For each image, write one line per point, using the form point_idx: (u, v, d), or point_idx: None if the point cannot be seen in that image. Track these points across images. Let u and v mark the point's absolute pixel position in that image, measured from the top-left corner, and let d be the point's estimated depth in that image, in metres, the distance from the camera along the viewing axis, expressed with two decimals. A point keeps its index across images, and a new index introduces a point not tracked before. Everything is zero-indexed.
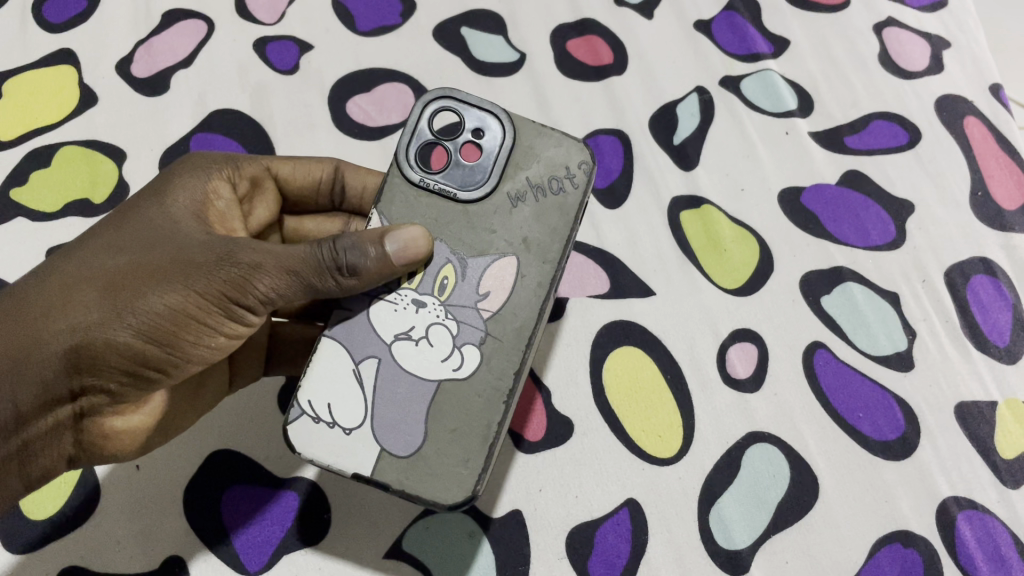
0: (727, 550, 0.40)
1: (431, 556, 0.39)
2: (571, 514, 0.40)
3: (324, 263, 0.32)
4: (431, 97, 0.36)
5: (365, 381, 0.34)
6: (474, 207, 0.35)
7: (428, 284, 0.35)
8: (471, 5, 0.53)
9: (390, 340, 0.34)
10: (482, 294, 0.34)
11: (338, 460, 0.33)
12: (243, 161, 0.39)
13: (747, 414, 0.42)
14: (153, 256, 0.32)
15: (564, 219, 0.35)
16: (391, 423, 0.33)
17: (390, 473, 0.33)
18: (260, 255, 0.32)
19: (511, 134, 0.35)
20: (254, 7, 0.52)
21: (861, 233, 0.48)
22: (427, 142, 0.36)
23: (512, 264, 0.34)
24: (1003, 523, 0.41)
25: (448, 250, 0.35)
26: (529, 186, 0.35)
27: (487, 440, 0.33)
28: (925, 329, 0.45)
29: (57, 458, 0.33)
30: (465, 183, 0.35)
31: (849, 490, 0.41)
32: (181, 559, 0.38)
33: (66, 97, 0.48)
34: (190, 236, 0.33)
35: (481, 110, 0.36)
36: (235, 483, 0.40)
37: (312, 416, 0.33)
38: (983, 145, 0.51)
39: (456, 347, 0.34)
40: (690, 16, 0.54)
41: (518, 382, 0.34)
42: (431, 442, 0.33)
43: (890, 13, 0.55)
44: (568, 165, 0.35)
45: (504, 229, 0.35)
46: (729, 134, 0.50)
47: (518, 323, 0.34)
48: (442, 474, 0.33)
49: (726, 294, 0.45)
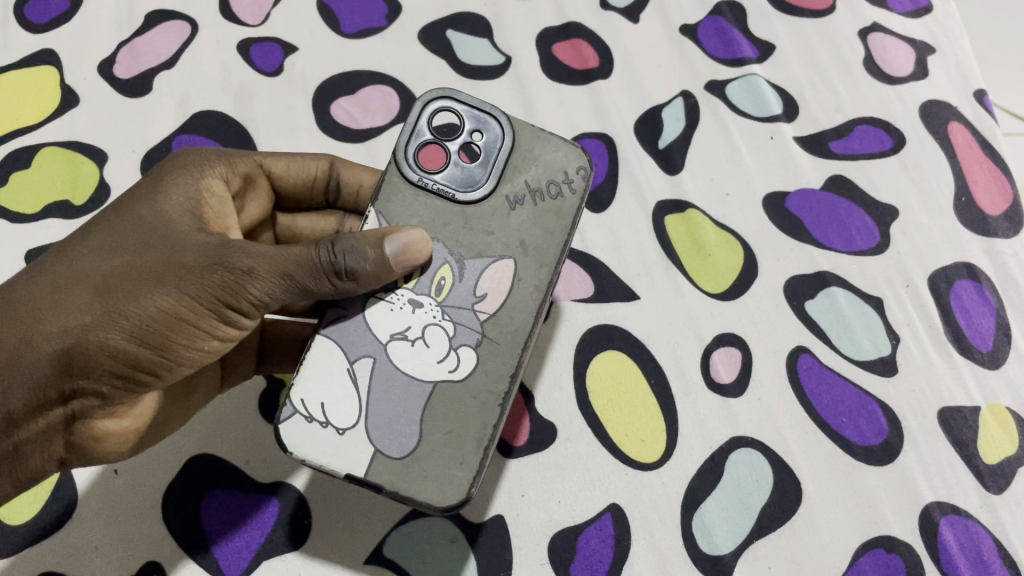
0: (711, 555, 0.40)
1: (411, 561, 0.39)
2: (554, 519, 0.40)
3: (324, 265, 0.31)
4: (431, 97, 0.36)
5: (359, 380, 0.33)
6: (472, 209, 0.35)
7: (424, 284, 0.34)
8: (457, 7, 0.53)
9: (385, 339, 0.34)
10: (479, 295, 0.34)
11: (331, 460, 0.32)
12: (238, 159, 0.38)
13: (730, 418, 0.42)
14: (146, 257, 0.31)
15: (562, 222, 0.35)
16: (386, 423, 0.33)
17: (384, 476, 0.32)
18: (256, 255, 0.31)
19: (510, 138, 0.36)
20: (238, 8, 0.52)
21: (846, 238, 0.48)
22: (425, 141, 0.36)
23: (509, 267, 0.34)
24: (986, 529, 0.41)
25: (446, 251, 0.35)
26: (527, 190, 0.35)
27: (482, 443, 0.32)
28: (908, 333, 0.45)
29: (47, 460, 0.33)
30: (464, 184, 0.35)
31: (832, 495, 0.41)
32: (161, 564, 0.38)
33: (47, 97, 0.48)
34: (184, 236, 0.32)
35: (480, 113, 0.36)
36: (217, 488, 0.39)
37: (305, 415, 0.32)
38: (967, 150, 0.51)
39: (452, 349, 0.34)
40: (676, 20, 0.54)
41: (514, 385, 0.33)
42: (426, 444, 0.32)
43: (875, 18, 0.55)
44: (566, 170, 0.35)
45: (502, 231, 0.35)
46: (715, 138, 0.50)
47: (515, 325, 0.34)
48: (436, 477, 0.32)
49: (710, 298, 0.45)
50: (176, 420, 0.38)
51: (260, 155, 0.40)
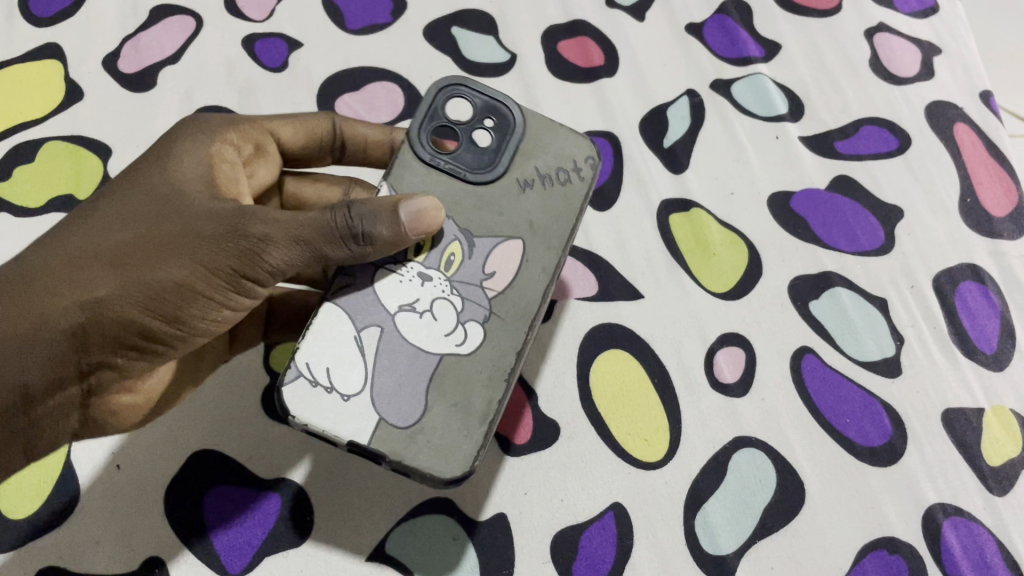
0: (713, 555, 0.39)
1: (413, 559, 0.38)
2: (557, 518, 0.40)
3: (341, 230, 0.31)
4: (446, 83, 0.36)
5: (366, 348, 0.33)
6: (482, 189, 0.35)
7: (434, 259, 0.35)
8: (462, 4, 0.53)
9: (394, 310, 0.33)
10: (488, 272, 0.34)
11: (333, 426, 0.31)
12: (247, 125, 0.38)
13: (733, 418, 0.42)
14: (162, 228, 0.31)
15: (570, 206, 0.36)
16: (391, 392, 0.32)
17: (387, 444, 0.31)
18: (273, 220, 0.31)
19: (522, 124, 0.36)
20: (243, 3, 0.52)
21: (850, 239, 0.48)
22: (440, 123, 0.36)
23: (516, 247, 0.35)
24: (989, 531, 0.41)
25: (457, 228, 0.35)
26: (538, 174, 0.36)
27: (487, 416, 0.32)
28: (913, 335, 0.45)
29: (61, 434, 0.34)
30: (476, 166, 0.35)
31: (835, 495, 0.41)
32: (160, 560, 0.38)
33: (52, 91, 0.48)
34: (198, 205, 0.32)
35: (493, 100, 0.36)
36: (218, 484, 0.39)
37: (310, 379, 0.32)
38: (973, 152, 0.51)
39: (459, 323, 0.34)
40: (681, 18, 0.54)
41: (519, 361, 0.33)
42: (430, 415, 0.32)
43: (882, 18, 0.55)
44: (575, 158, 0.37)
45: (511, 211, 0.35)
46: (720, 137, 0.50)
47: (521, 303, 0.34)
48: (439, 449, 0.32)
49: (713, 297, 0.45)
50: (183, 386, 0.39)
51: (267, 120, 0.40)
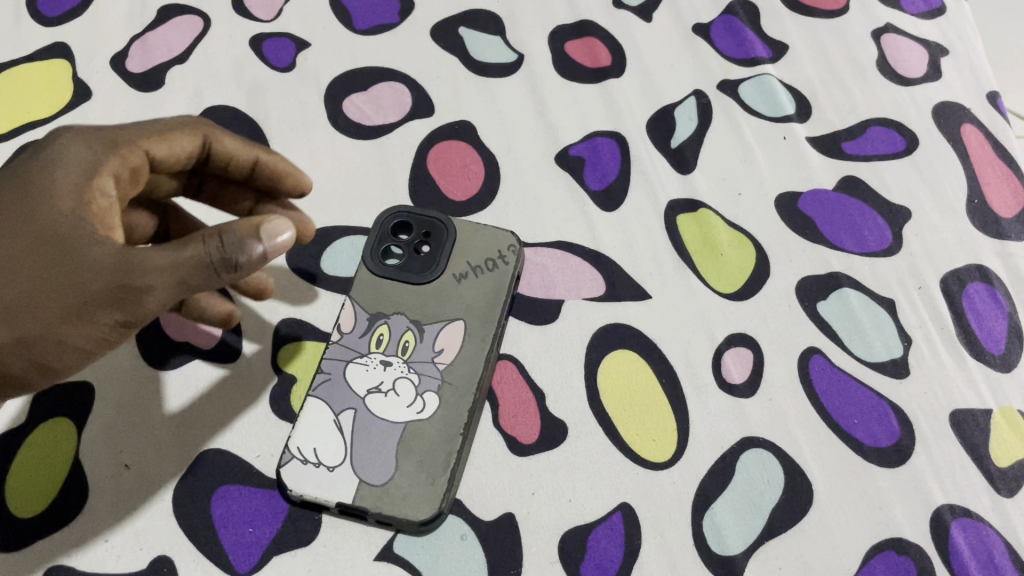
0: (721, 556, 0.39)
1: (421, 558, 0.38)
2: (564, 518, 0.39)
3: (216, 264, 0.30)
4: (388, 211, 0.45)
5: (345, 428, 0.39)
6: (427, 288, 0.43)
7: (392, 348, 0.42)
8: (470, 5, 0.53)
9: (364, 393, 0.40)
10: (438, 350, 0.41)
11: (323, 493, 0.38)
12: (120, 145, 0.34)
13: (741, 418, 0.42)
14: (28, 284, 0.29)
15: (500, 289, 0.43)
16: (368, 456, 0.38)
17: (369, 500, 0.37)
18: (140, 259, 0.29)
19: (452, 233, 0.44)
20: (251, 4, 0.52)
21: (858, 239, 0.48)
22: (385, 245, 0.44)
23: (459, 327, 0.42)
24: (997, 532, 0.41)
25: (408, 321, 0.43)
26: (470, 267, 0.44)
27: (449, 464, 0.38)
28: (920, 335, 0.45)
29: None
30: (419, 271, 0.44)
31: (843, 496, 0.41)
32: (169, 558, 0.37)
33: (59, 90, 0.48)
34: (62, 253, 0.29)
35: (427, 218, 0.45)
36: (227, 483, 0.39)
37: (301, 459, 0.38)
38: (980, 153, 0.51)
39: (418, 395, 0.40)
40: (688, 19, 0.54)
41: (472, 418, 0.40)
42: (403, 470, 0.38)
43: (888, 19, 0.55)
44: (499, 249, 0.44)
45: (453, 300, 0.43)
46: (728, 138, 0.50)
47: (468, 371, 0.41)
48: (412, 496, 0.38)
49: (721, 297, 0.45)
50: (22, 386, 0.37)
51: (135, 132, 0.35)
